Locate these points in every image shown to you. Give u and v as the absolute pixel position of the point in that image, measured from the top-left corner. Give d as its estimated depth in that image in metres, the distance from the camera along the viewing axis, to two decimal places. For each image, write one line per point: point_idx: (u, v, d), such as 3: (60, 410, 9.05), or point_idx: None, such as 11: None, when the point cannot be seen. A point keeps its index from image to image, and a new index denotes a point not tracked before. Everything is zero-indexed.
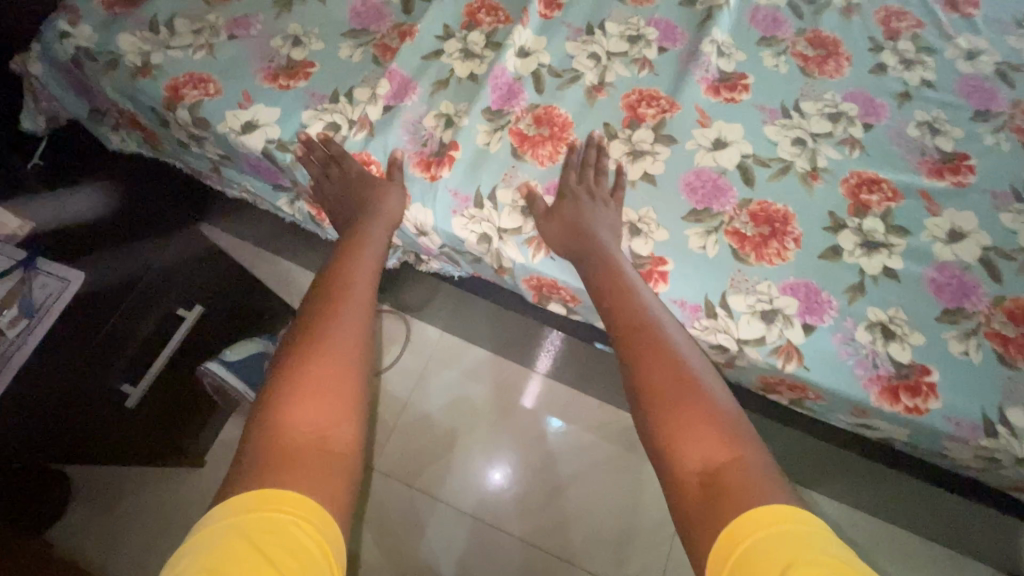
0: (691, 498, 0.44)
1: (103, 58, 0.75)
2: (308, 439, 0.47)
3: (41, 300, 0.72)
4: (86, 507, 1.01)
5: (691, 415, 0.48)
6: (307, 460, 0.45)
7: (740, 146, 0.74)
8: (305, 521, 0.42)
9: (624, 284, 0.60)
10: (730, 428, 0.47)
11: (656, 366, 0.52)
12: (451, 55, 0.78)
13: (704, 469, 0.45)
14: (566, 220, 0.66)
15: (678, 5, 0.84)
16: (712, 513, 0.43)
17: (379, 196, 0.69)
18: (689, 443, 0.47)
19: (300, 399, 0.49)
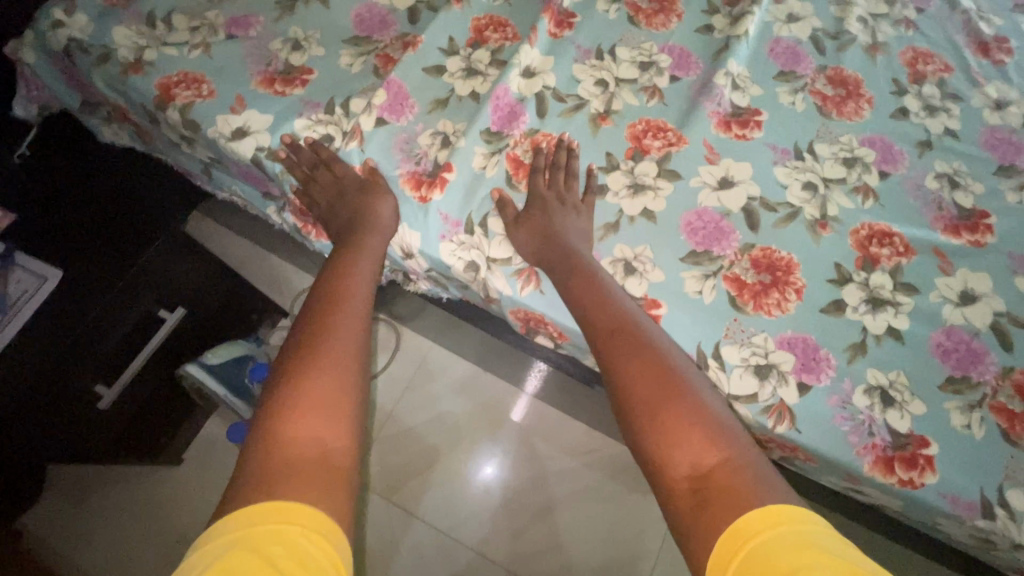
0: (681, 504, 0.43)
1: (96, 52, 0.73)
2: (308, 454, 0.44)
3: (14, 297, 0.70)
4: (59, 499, 1.01)
5: (678, 417, 0.48)
6: (308, 477, 0.42)
7: (747, 187, 0.70)
8: (313, 530, 0.39)
9: (603, 287, 0.59)
10: (717, 430, 0.47)
11: (639, 370, 0.52)
12: (453, 72, 0.75)
13: (693, 474, 0.45)
14: (557, 252, 0.62)
15: (694, 33, 0.80)
16: (708, 518, 0.41)
17: (363, 214, 0.66)
18: (677, 447, 0.46)
19: (291, 377, 0.49)
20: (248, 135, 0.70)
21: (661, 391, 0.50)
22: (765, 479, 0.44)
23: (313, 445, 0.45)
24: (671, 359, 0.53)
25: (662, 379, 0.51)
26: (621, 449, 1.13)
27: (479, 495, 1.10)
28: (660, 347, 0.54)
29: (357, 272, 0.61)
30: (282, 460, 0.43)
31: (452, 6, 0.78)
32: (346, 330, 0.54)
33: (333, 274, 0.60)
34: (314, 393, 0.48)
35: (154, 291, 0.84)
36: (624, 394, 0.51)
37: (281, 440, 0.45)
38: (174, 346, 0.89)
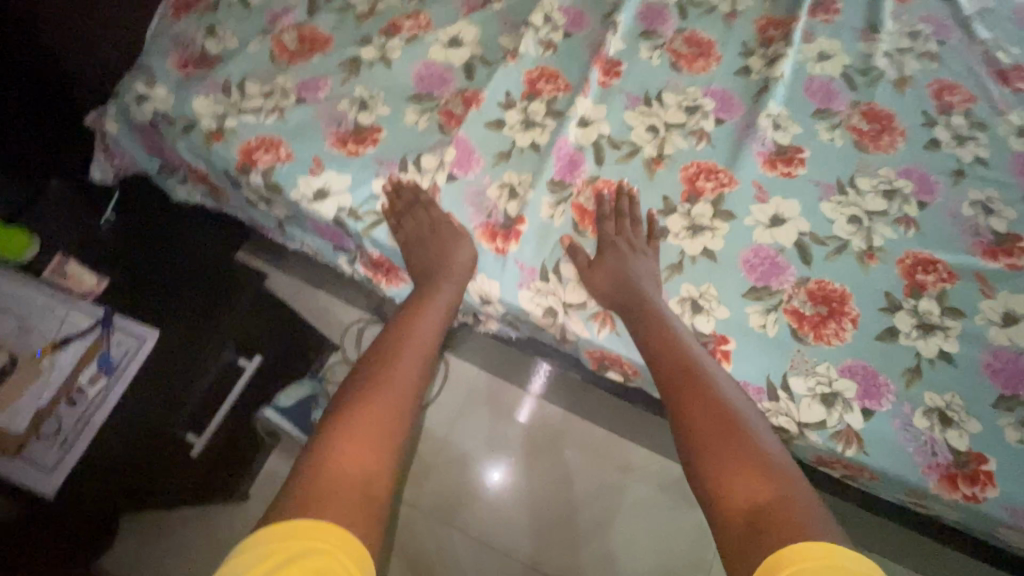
0: (736, 532, 0.46)
1: (180, 122, 0.78)
2: (351, 480, 0.48)
3: (117, 358, 0.73)
4: (133, 538, 1.05)
5: (737, 453, 0.51)
6: (356, 504, 0.46)
7: (797, 223, 0.76)
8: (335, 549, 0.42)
9: (668, 330, 0.64)
10: (775, 468, 0.50)
11: (700, 409, 0.56)
12: (513, 125, 0.80)
13: (750, 506, 0.47)
14: (631, 295, 0.67)
15: (733, 75, 0.86)
16: (759, 544, 0.44)
17: (443, 268, 0.70)
18: (734, 480, 0.49)
19: (374, 427, 0.52)
20: (330, 195, 0.75)
21: (720, 428, 0.53)
22: (818, 512, 0.46)
23: (358, 473, 0.49)
24: (733, 400, 0.57)
25: (721, 417, 0.54)
26: (670, 464, 1.17)
27: (533, 516, 1.14)
28: (721, 387, 0.58)
29: (427, 321, 0.64)
30: (329, 485, 0.47)
31: (507, 62, 0.83)
32: (414, 383, 0.58)
33: (405, 325, 0.64)
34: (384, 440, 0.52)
35: (232, 341, 0.85)
36: (685, 429, 0.55)
37: (329, 468, 0.48)
38: (248, 390, 0.91)
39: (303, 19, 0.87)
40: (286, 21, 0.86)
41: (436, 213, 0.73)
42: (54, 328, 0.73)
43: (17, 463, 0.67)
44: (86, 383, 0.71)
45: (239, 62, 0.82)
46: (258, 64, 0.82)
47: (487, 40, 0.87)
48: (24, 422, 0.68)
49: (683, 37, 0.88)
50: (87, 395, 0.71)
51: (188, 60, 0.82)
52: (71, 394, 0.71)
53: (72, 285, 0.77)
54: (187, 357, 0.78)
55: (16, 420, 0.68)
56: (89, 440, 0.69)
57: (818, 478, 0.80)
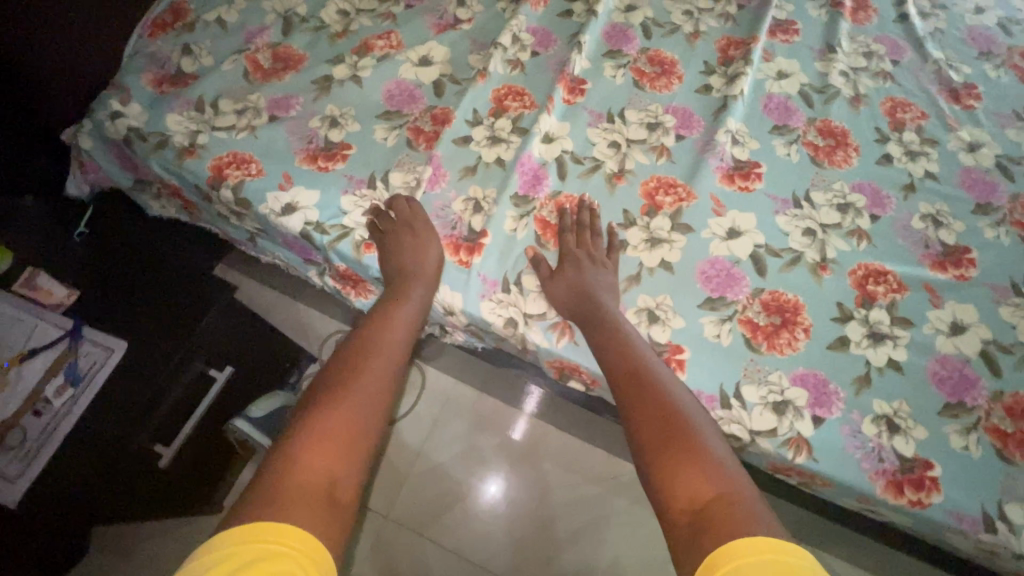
0: (679, 530, 0.47)
1: (153, 139, 0.80)
2: (317, 484, 0.47)
3: (86, 368, 0.75)
4: (105, 551, 1.05)
5: (684, 454, 0.52)
6: (316, 506, 0.45)
7: (752, 236, 0.78)
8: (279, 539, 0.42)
9: (624, 336, 0.65)
10: (722, 472, 0.50)
11: (651, 412, 0.56)
12: (479, 142, 0.83)
13: (693, 504, 0.48)
14: (592, 303, 0.68)
15: (695, 93, 0.89)
16: (700, 541, 0.45)
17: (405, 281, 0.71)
18: (680, 480, 0.50)
19: (330, 428, 0.52)
20: (298, 210, 0.77)
21: (670, 430, 0.54)
22: (759, 516, 0.46)
23: (323, 478, 0.48)
24: (684, 403, 0.58)
25: (671, 419, 0.55)
26: None
27: (509, 526, 1.15)
28: (673, 391, 0.59)
29: (391, 327, 0.65)
30: (288, 492, 0.46)
31: (476, 80, 0.86)
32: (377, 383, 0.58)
33: (379, 326, 0.64)
34: (345, 445, 0.51)
35: (203, 353, 0.87)
36: (637, 431, 0.56)
37: (293, 472, 0.48)
38: (220, 401, 0.92)
39: (278, 38, 0.89)
40: (261, 40, 0.89)
41: (399, 225, 0.74)
42: (22, 339, 0.75)
43: None
44: (51, 395, 0.72)
45: (213, 80, 0.84)
46: (232, 82, 0.85)
47: (457, 60, 0.90)
48: None
49: (647, 57, 0.92)
50: (52, 407, 0.72)
51: (163, 79, 0.85)
52: (37, 405, 0.72)
53: (41, 298, 0.78)
54: (160, 368, 0.80)
55: None
56: (53, 450, 0.71)
57: (778, 486, 0.81)
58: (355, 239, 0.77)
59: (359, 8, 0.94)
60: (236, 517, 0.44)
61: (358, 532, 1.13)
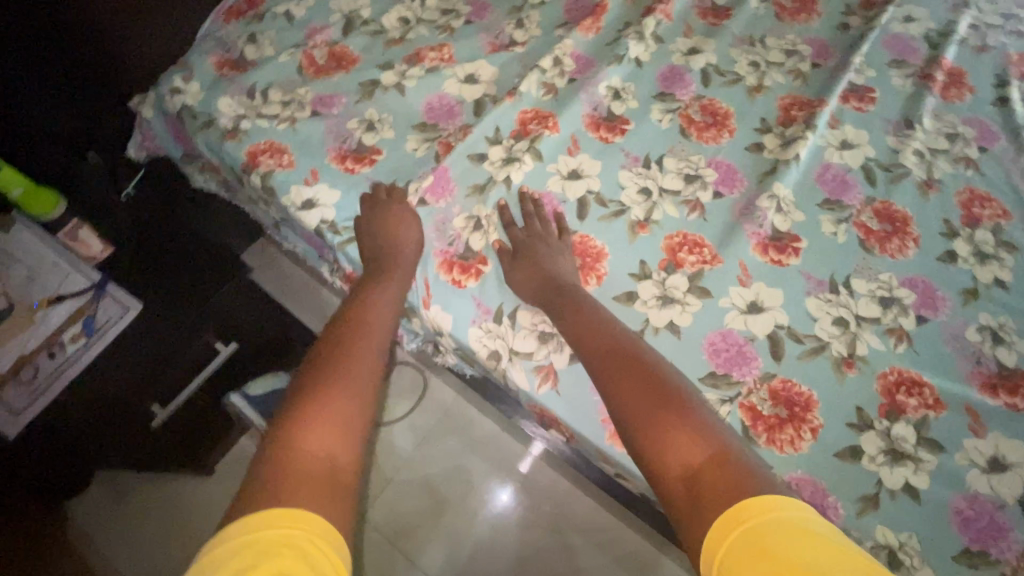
0: (679, 502, 0.45)
1: (202, 118, 0.84)
2: (319, 468, 0.47)
3: (101, 321, 0.79)
4: (100, 491, 1.12)
5: (666, 419, 0.51)
6: (322, 490, 0.45)
7: (776, 315, 0.72)
8: (312, 535, 0.41)
9: (594, 310, 0.65)
10: (708, 430, 0.50)
11: (630, 383, 0.55)
12: (492, 162, 0.81)
13: (686, 472, 0.47)
14: (584, 323, 0.63)
15: (744, 150, 0.83)
16: (701, 510, 0.43)
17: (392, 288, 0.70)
18: (669, 447, 0.48)
19: (323, 385, 0.54)
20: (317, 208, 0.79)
21: (650, 401, 0.53)
22: (755, 473, 0.45)
23: (323, 461, 0.47)
24: (663, 371, 0.57)
25: (648, 388, 0.54)
26: (629, 533, 1.14)
27: (478, 552, 1.12)
28: (650, 360, 0.58)
29: (381, 301, 0.67)
30: (289, 472, 0.45)
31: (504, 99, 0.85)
32: (373, 340, 0.61)
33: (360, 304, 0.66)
34: (341, 419, 0.51)
35: (214, 324, 0.91)
36: (618, 405, 0.54)
37: (294, 457, 0.47)
38: (223, 372, 0.96)
39: (337, 38, 0.92)
40: (321, 37, 0.92)
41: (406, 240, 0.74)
42: (55, 283, 0.80)
43: None
44: (67, 340, 0.77)
45: (268, 69, 0.88)
46: (285, 74, 0.88)
47: (503, 81, 0.90)
48: (6, 365, 0.74)
49: (700, 105, 0.87)
50: (65, 351, 0.77)
51: (226, 62, 0.89)
52: (52, 348, 0.77)
53: (79, 249, 0.85)
54: (168, 336, 0.85)
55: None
56: (56, 393, 0.75)
57: None
58: None
59: (420, 18, 0.96)
60: (240, 512, 0.42)
61: None
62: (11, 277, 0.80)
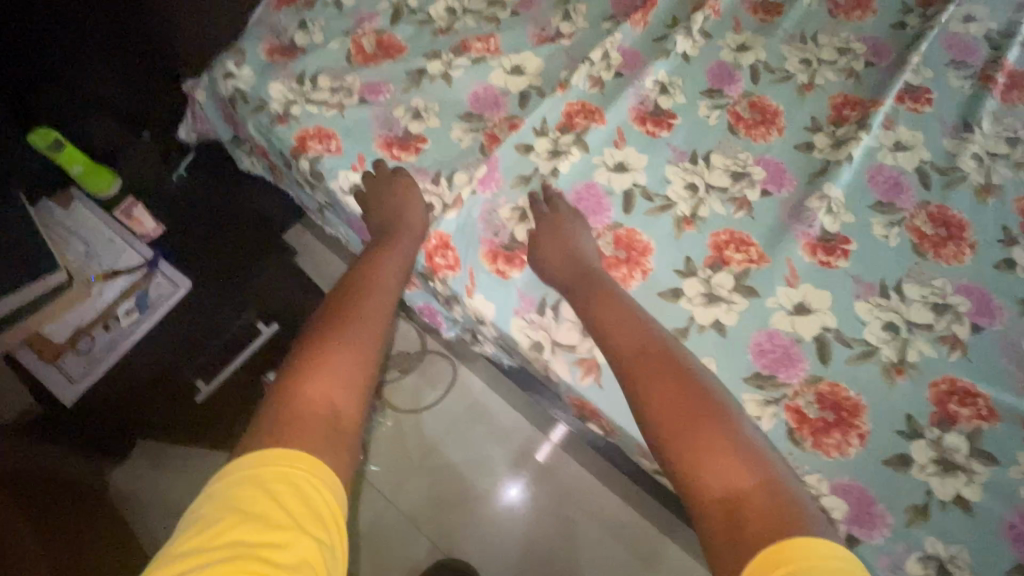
0: (715, 523, 0.47)
1: (254, 103, 0.86)
2: (319, 413, 0.52)
3: (154, 298, 0.82)
4: (140, 461, 1.16)
5: (709, 440, 0.52)
6: (319, 433, 0.50)
7: (823, 317, 0.70)
8: (323, 486, 0.47)
9: (630, 310, 0.65)
10: (751, 456, 0.52)
11: (668, 393, 0.56)
12: (538, 153, 0.81)
13: (726, 495, 0.49)
14: (626, 323, 0.64)
15: (793, 149, 0.82)
16: (740, 536, 0.45)
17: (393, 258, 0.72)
18: (711, 468, 0.50)
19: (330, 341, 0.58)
20: (365, 195, 0.80)
21: (690, 417, 0.54)
22: (796, 506, 0.48)
23: (325, 409, 0.52)
24: (703, 384, 0.58)
25: (688, 404, 0.55)
26: (654, 532, 1.13)
27: (504, 544, 1.13)
28: (690, 371, 0.59)
29: (386, 265, 0.71)
30: (292, 414, 0.51)
31: (555, 91, 0.85)
32: (380, 305, 0.66)
33: (368, 282, 0.68)
34: (344, 372, 0.56)
35: (257, 305, 0.92)
36: (655, 417, 0.55)
37: (297, 404, 0.52)
38: (263, 352, 0.98)
39: (385, 26, 0.93)
40: (369, 25, 0.93)
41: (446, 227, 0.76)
42: (111, 260, 0.83)
43: (50, 369, 0.77)
44: (122, 314, 0.80)
45: (317, 56, 0.89)
46: (334, 61, 0.89)
47: (548, 73, 0.90)
48: (64, 335, 0.78)
49: (749, 102, 0.86)
50: (121, 324, 0.80)
51: (276, 48, 0.91)
52: (108, 321, 0.80)
53: (133, 227, 0.88)
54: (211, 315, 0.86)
55: (59, 331, 0.79)
56: (110, 364, 0.79)
57: None
58: None
59: (466, 8, 0.96)
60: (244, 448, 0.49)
61: (361, 507, 1.16)
62: (71, 252, 0.84)
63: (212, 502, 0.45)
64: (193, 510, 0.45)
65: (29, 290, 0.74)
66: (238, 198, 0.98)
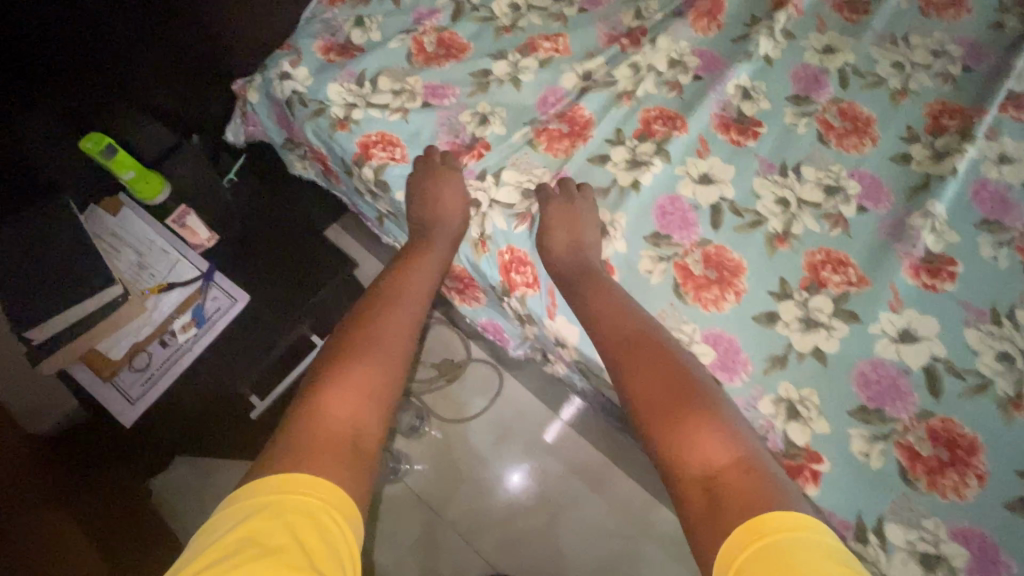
0: (694, 501, 0.47)
1: (312, 106, 0.81)
2: (341, 432, 0.49)
3: (210, 312, 0.80)
4: (184, 468, 1.14)
5: (689, 419, 0.52)
6: (340, 452, 0.47)
7: (930, 345, 0.66)
8: (341, 518, 0.44)
9: (616, 296, 0.65)
10: (731, 437, 0.51)
11: (651, 377, 0.57)
12: (615, 163, 0.77)
13: (705, 473, 0.49)
14: (620, 311, 0.63)
15: (890, 160, 0.76)
16: (719, 515, 0.45)
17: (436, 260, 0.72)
18: (692, 450, 0.50)
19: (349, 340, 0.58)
20: (414, 203, 0.75)
21: (672, 400, 0.54)
22: (776, 483, 0.47)
23: (348, 427, 0.50)
24: (688, 370, 0.58)
25: (671, 387, 0.55)
26: None
27: (557, 558, 1.10)
28: (674, 357, 0.59)
29: (419, 266, 0.70)
30: (315, 424, 0.49)
31: (622, 102, 0.80)
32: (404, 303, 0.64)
33: (400, 275, 0.68)
34: (365, 382, 0.54)
35: (314, 319, 0.88)
36: (640, 401, 0.55)
37: (319, 417, 0.50)
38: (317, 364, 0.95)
39: (446, 23, 0.87)
40: (429, 23, 0.87)
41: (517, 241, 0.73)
42: (164, 271, 0.82)
43: (107, 387, 0.76)
44: (179, 330, 0.79)
45: (376, 55, 0.84)
46: (394, 62, 0.84)
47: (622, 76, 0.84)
48: (122, 352, 0.77)
49: (838, 109, 0.80)
50: (178, 340, 0.79)
51: (331, 47, 0.85)
52: (164, 335, 0.79)
53: (187, 236, 0.85)
54: (266, 330, 0.82)
55: (116, 347, 0.77)
56: (168, 382, 0.77)
57: None
58: (472, 239, 0.76)
59: (530, 3, 0.90)
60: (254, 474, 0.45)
61: (409, 520, 1.13)
62: (123, 262, 0.81)
63: (226, 530, 0.41)
64: (205, 540, 0.41)
65: (86, 304, 0.72)
66: (289, 204, 0.94)
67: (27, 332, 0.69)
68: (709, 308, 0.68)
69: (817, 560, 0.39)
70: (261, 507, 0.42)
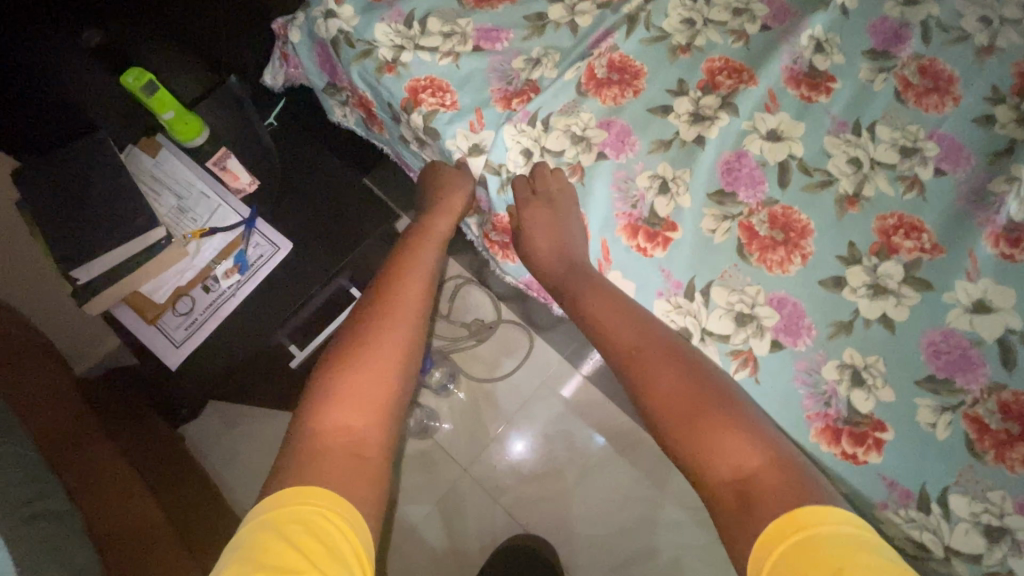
0: (727, 505, 0.47)
1: (359, 47, 0.77)
2: (345, 442, 0.51)
3: (253, 259, 0.79)
4: (214, 418, 1.15)
5: (715, 419, 0.52)
6: (342, 465, 0.49)
7: (1008, 317, 0.62)
8: (346, 523, 0.46)
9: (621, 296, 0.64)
10: (758, 436, 0.51)
11: (666, 376, 0.56)
12: (678, 115, 0.72)
13: (737, 477, 0.48)
14: (634, 312, 0.62)
15: (972, 122, 0.71)
16: (750, 518, 0.45)
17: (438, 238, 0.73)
18: (722, 453, 0.50)
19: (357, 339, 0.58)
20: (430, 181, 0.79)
21: (693, 402, 0.53)
22: (808, 479, 0.48)
23: (351, 437, 0.51)
24: (703, 369, 0.57)
25: (689, 387, 0.55)
26: None
27: (580, 518, 1.12)
28: (686, 353, 0.59)
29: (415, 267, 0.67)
30: (315, 443, 0.50)
31: (678, 55, 0.76)
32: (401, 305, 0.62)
33: (390, 271, 0.67)
34: (363, 393, 0.54)
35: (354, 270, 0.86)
36: (658, 402, 0.54)
37: (324, 432, 0.51)
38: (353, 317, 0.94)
39: None
40: None
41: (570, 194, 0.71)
42: (206, 216, 0.80)
43: (153, 330, 0.76)
44: (222, 275, 0.78)
45: None
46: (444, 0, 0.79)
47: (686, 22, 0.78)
48: (165, 296, 0.77)
49: (918, 65, 0.74)
50: (221, 287, 0.78)
51: None
52: (207, 281, 0.78)
53: (228, 180, 0.83)
54: (308, 279, 0.81)
55: (159, 290, 0.77)
56: (212, 326, 0.78)
57: None
58: None
59: None
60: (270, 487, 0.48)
61: (436, 476, 1.15)
62: (163, 205, 0.80)
63: (232, 555, 0.43)
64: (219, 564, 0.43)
65: (131, 246, 0.71)
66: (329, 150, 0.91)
67: (74, 272, 0.69)
68: (773, 270, 0.66)
69: (850, 557, 0.40)
70: (259, 530, 0.44)
